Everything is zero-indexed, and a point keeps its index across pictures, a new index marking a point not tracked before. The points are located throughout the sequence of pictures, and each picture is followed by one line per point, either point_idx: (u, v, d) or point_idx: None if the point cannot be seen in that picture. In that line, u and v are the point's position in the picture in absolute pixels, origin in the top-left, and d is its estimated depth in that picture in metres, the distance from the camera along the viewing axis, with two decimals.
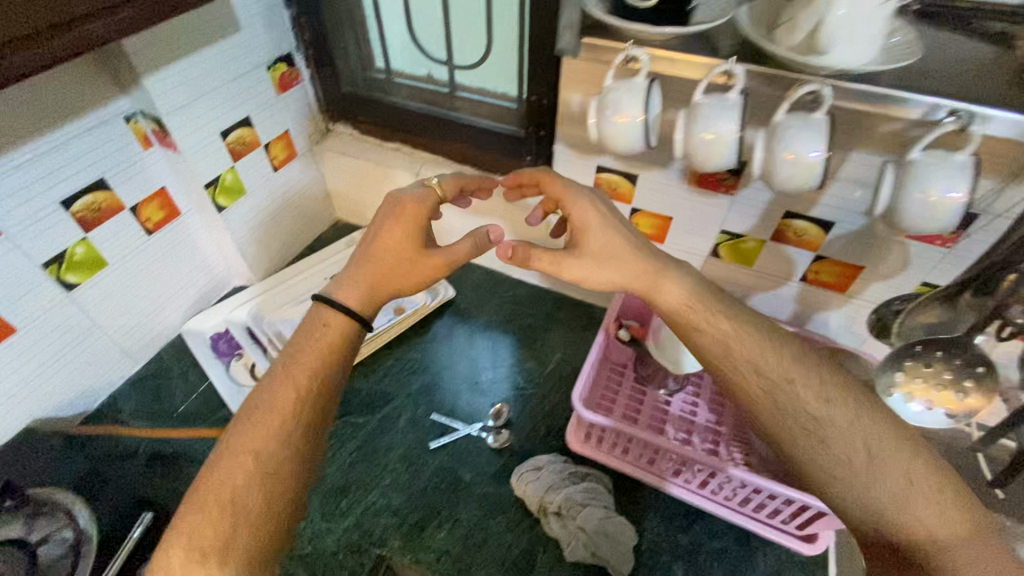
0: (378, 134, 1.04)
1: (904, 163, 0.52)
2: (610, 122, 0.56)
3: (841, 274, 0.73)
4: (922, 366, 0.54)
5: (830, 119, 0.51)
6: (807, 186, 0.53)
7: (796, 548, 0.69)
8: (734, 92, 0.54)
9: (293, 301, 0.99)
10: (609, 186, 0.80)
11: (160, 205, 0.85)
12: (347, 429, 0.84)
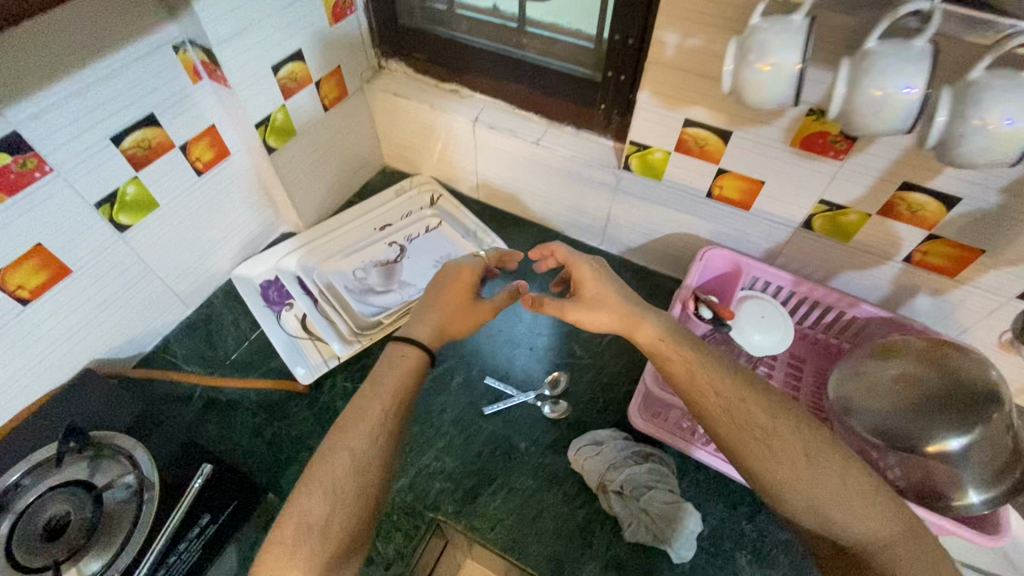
0: (434, 75, 0.96)
1: None
2: (752, 70, 0.45)
3: (954, 257, 0.69)
4: None
5: None
6: (1004, 159, 0.43)
7: None
8: (923, 37, 0.42)
9: (344, 253, 0.95)
10: (695, 142, 0.74)
11: (210, 143, 0.80)
12: None
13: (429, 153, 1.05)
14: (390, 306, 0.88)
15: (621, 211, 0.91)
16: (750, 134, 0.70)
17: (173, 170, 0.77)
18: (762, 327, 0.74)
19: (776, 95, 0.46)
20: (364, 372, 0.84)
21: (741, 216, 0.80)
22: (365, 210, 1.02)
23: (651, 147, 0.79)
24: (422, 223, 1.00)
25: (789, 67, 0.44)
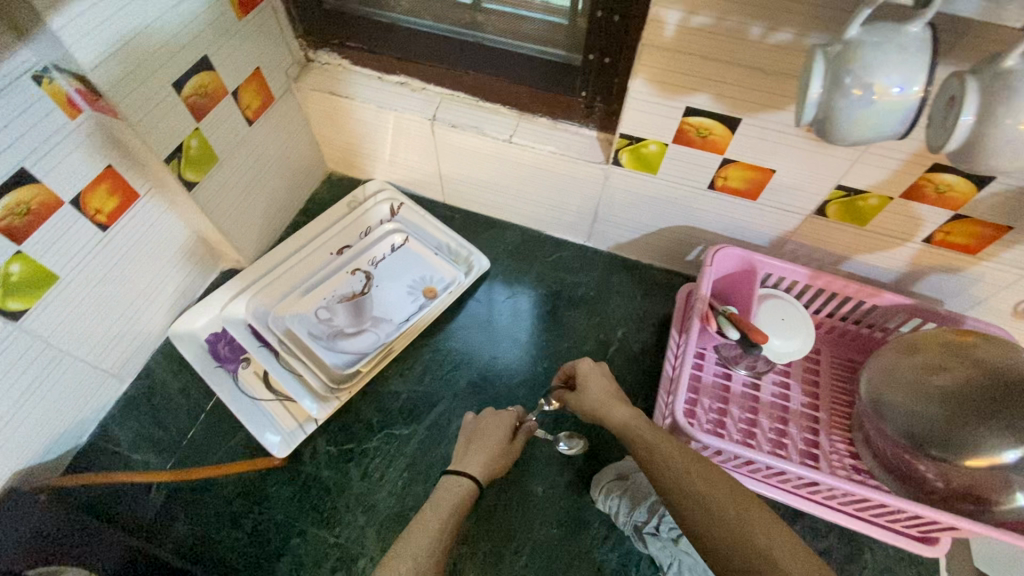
0: (375, 66, 0.81)
1: None
2: (860, 102, 0.38)
3: (976, 236, 0.64)
4: None
5: None
6: None
7: (915, 551, 0.64)
8: None
9: (300, 289, 0.82)
10: (696, 132, 0.65)
11: (111, 190, 0.64)
12: (392, 445, 0.73)
13: (381, 156, 0.91)
14: (365, 350, 0.76)
15: (610, 207, 0.82)
16: (763, 122, 0.60)
17: (69, 229, 0.61)
18: (780, 330, 0.68)
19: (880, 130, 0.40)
20: (348, 431, 0.74)
21: (747, 206, 0.73)
22: (320, 233, 0.88)
23: (645, 139, 0.69)
24: (385, 241, 0.87)
25: (909, 98, 0.38)
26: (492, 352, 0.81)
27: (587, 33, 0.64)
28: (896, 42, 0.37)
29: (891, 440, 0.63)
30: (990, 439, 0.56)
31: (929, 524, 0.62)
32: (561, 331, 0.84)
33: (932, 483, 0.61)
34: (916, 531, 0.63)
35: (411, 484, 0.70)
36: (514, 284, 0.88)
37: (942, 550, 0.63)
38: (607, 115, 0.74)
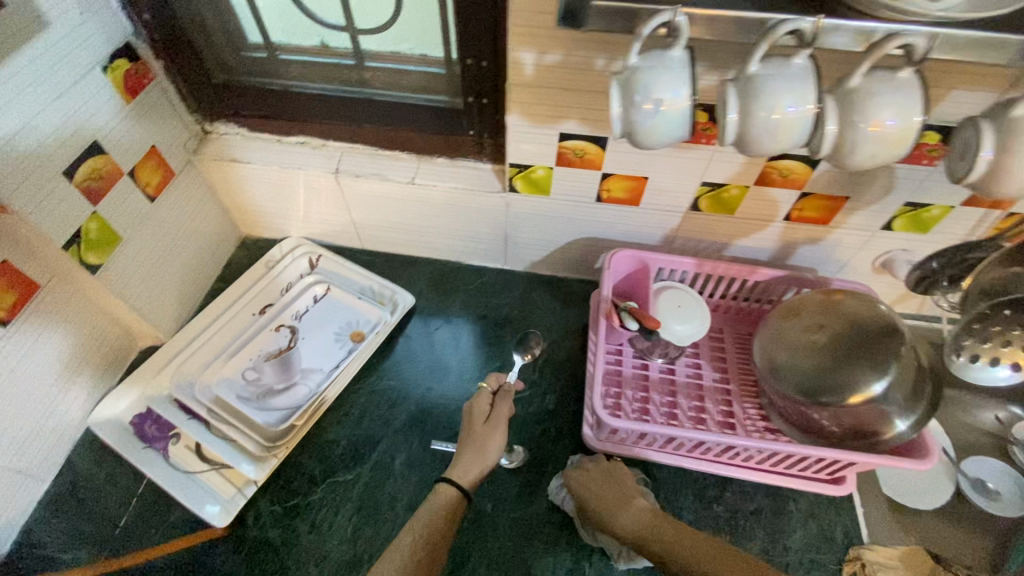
0: (274, 130, 0.84)
1: (1009, 120, 0.41)
2: (647, 116, 0.45)
3: (824, 208, 0.74)
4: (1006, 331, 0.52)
5: (920, 79, 0.43)
6: (894, 158, 0.46)
7: (828, 492, 0.71)
8: (800, 56, 0.44)
9: (224, 354, 0.82)
10: (574, 153, 0.72)
11: (8, 285, 0.63)
12: (338, 491, 0.73)
13: (292, 213, 0.93)
14: (299, 403, 0.78)
15: (516, 230, 0.88)
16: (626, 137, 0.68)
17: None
18: (670, 316, 0.76)
19: (670, 133, 0.47)
20: (291, 486, 0.74)
21: (634, 211, 0.80)
22: (239, 296, 0.89)
23: (532, 165, 0.75)
24: (306, 294, 0.89)
25: (681, 105, 0.45)
26: (427, 384, 0.84)
27: (461, 78, 0.71)
28: (659, 62, 0.45)
29: (788, 397, 0.70)
30: (861, 378, 0.65)
31: (835, 465, 0.69)
32: (492, 352, 0.88)
33: (828, 427, 0.68)
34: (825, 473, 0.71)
35: (361, 527, 0.71)
36: (441, 315, 0.92)
37: (850, 486, 0.70)
38: (496, 149, 0.80)
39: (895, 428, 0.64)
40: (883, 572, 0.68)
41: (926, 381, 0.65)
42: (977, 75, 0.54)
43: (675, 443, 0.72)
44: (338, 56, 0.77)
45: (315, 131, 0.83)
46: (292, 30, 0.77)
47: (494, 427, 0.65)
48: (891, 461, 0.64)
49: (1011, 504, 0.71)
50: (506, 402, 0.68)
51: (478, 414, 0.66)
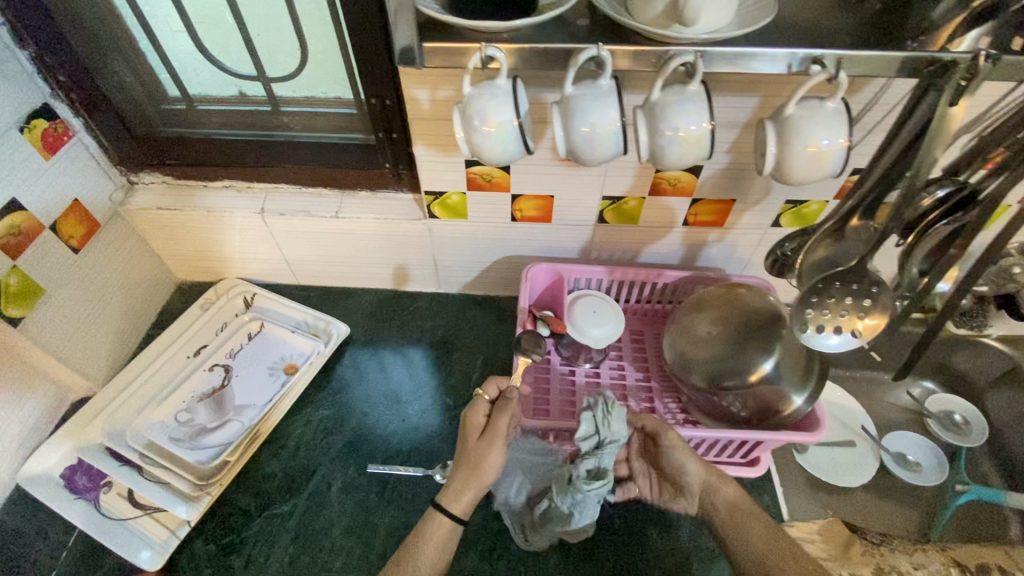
0: (199, 176, 0.87)
1: (782, 118, 0.49)
2: (482, 136, 0.51)
3: (716, 211, 0.81)
4: (829, 297, 0.53)
5: (706, 90, 0.49)
6: (698, 159, 0.52)
7: (744, 474, 0.75)
8: (605, 77, 0.49)
9: (157, 398, 0.83)
10: (483, 178, 0.77)
11: None
12: (274, 524, 0.74)
13: (225, 255, 0.95)
14: (232, 439, 0.79)
15: (443, 254, 0.92)
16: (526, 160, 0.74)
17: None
18: (583, 322, 0.80)
19: (509, 152, 0.54)
20: (229, 522, 0.74)
21: (548, 228, 0.85)
22: (171, 340, 0.89)
23: (447, 192, 0.80)
24: (240, 333, 0.91)
25: (508, 124, 0.51)
26: (365, 410, 0.86)
27: (369, 117, 0.76)
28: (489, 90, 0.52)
29: (697, 387, 0.75)
30: (756, 358, 0.73)
31: (750, 446, 0.74)
32: (428, 374, 0.90)
33: (735, 411, 0.73)
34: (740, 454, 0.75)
35: (300, 557, 0.72)
36: (379, 341, 0.94)
37: (763, 466, 0.75)
38: (413, 178, 0.84)
39: (793, 403, 0.70)
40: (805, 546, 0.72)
41: (816, 361, 0.71)
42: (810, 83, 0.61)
43: None
44: (255, 102, 0.82)
45: (238, 175, 0.87)
46: (204, 82, 0.81)
47: (492, 444, 0.65)
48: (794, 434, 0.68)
49: (930, 474, 0.80)
50: (506, 415, 0.66)
51: (474, 427, 0.67)
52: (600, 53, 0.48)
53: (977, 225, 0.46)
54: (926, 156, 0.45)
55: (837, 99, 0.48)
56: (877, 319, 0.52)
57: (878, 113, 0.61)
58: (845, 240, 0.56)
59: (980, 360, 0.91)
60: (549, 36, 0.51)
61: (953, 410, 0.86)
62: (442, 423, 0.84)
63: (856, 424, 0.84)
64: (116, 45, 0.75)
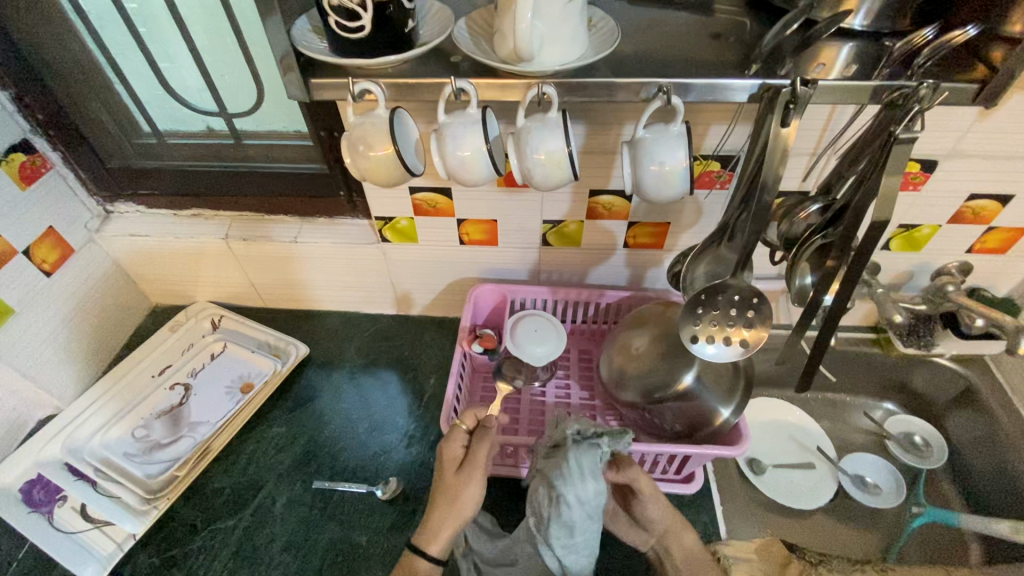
0: (168, 205, 0.93)
1: (634, 142, 0.58)
2: (364, 158, 0.58)
3: (655, 234, 0.85)
4: (712, 312, 0.65)
5: (564, 115, 0.57)
6: (564, 180, 0.59)
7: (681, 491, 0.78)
8: (474, 108, 0.57)
9: (117, 415, 0.87)
10: (429, 205, 0.82)
11: None
12: (215, 537, 0.76)
13: (172, 268, 0.98)
14: (180, 454, 0.83)
15: (399, 277, 0.96)
16: (466, 188, 0.78)
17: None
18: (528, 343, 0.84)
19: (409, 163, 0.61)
20: (181, 532, 0.77)
21: (495, 253, 0.89)
22: (134, 362, 0.93)
23: (396, 217, 0.84)
24: (201, 354, 0.95)
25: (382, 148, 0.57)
26: (326, 427, 0.89)
27: (320, 148, 0.81)
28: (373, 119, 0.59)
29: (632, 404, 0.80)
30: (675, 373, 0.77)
31: (681, 462, 0.77)
32: (379, 392, 0.93)
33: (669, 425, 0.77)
34: (673, 468, 0.78)
35: (251, 561, 0.74)
36: (336, 364, 0.97)
37: (697, 483, 0.78)
38: (366, 206, 0.90)
39: (720, 417, 0.74)
40: (738, 565, 0.72)
41: (740, 377, 0.75)
42: (712, 112, 0.67)
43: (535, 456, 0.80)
44: (220, 137, 0.88)
45: (177, 199, 0.93)
46: (174, 118, 0.87)
47: (465, 479, 0.64)
48: (719, 449, 0.71)
49: (888, 496, 0.85)
50: (481, 447, 0.65)
51: (449, 460, 0.66)
52: (467, 86, 0.56)
53: (847, 239, 0.58)
54: (770, 172, 0.54)
55: (554, 110, 0.56)
56: (758, 330, 0.64)
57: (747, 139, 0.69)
58: (725, 257, 0.67)
59: (937, 378, 0.94)
60: (425, 69, 0.59)
61: (913, 431, 0.92)
62: (389, 445, 0.86)
63: (813, 445, 0.90)
64: (94, 89, 0.81)
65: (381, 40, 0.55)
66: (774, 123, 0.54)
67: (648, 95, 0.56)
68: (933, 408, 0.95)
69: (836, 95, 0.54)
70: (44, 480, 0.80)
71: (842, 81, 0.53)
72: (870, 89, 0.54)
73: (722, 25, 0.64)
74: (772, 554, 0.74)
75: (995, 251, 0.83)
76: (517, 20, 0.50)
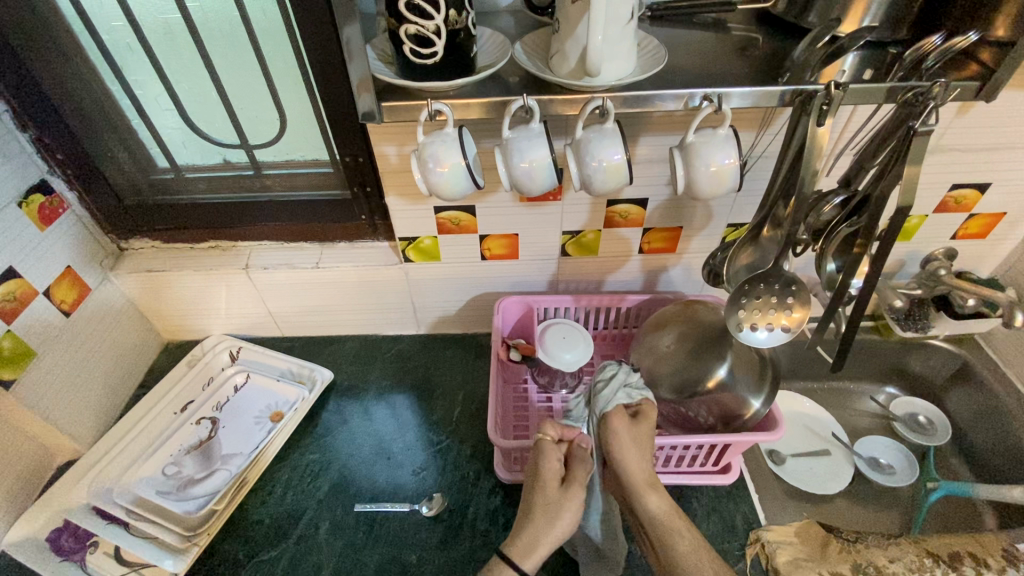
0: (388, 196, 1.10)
1: (685, 146, 0.58)
2: (435, 174, 0.58)
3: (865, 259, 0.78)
4: (755, 300, 0.61)
5: (734, 130, 0.58)
6: (727, 189, 0.60)
7: (717, 481, 0.85)
8: (723, 126, 0.58)
9: (286, 374, 1.00)
10: (622, 216, 0.86)
11: (71, 284, 0.88)
12: (310, 530, 0.81)
13: (283, 292, 0.99)
14: (219, 487, 0.84)
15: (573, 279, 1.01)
16: (491, 205, 0.83)
17: (46, 322, 0.84)
18: (700, 364, 0.82)
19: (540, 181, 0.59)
20: (278, 523, 0.82)
21: (577, 260, 0.93)
22: (249, 365, 1.01)
23: (584, 231, 0.88)
24: (314, 389, 0.97)
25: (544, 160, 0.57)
26: (458, 402, 0.98)
27: (346, 174, 0.85)
28: (524, 132, 0.57)
29: (706, 410, 0.80)
30: (705, 371, 0.81)
31: (718, 453, 0.82)
32: (410, 416, 0.96)
33: (722, 426, 0.80)
34: (710, 461, 0.83)
35: (357, 554, 0.78)
36: (371, 373, 1.03)
37: (732, 473, 0.84)
38: (388, 229, 0.95)
39: (751, 406, 0.79)
40: (781, 549, 0.76)
41: (768, 367, 0.81)
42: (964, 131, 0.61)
43: (676, 460, 0.83)
44: (319, 165, 0.90)
45: (289, 231, 0.96)
46: None
47: (568, 495, 0.64)
48: (756, 434, 0.76)
49: None
50: (580, 466, 0.66)
51: (550, 474, 0.65)
52: (720, 109, 0.54)
53: (871, 224, 0.56)
54: (808, 170, 0.54)
55: (725, 126, 0.57)
56: (800, 313, 0.60)
57: (768, 140, 0.72)
58: (763, 246, 0.65)
59: None
60: (487, 93, 0.55)
61: (917, 412, 1.04)
62: (432, 455, 0.90)
63: (828, 433, 1.00)
64: None
65: (446, 66, 0.53)
66: (809, 123, 0.53)
67: (888, 99, 0.54)
68: (934, 386, 1.08)
69: (857, 98, 0.54)
70: (127, 456, 0.88)
71: (860, 85, 0.53)
72: (885, 91, 0.53)
73: (742, 42, 0.62)
74: (810, 535, 0.78)
75: (978, 235, 0.94)
76: (591, 32, 0.48)
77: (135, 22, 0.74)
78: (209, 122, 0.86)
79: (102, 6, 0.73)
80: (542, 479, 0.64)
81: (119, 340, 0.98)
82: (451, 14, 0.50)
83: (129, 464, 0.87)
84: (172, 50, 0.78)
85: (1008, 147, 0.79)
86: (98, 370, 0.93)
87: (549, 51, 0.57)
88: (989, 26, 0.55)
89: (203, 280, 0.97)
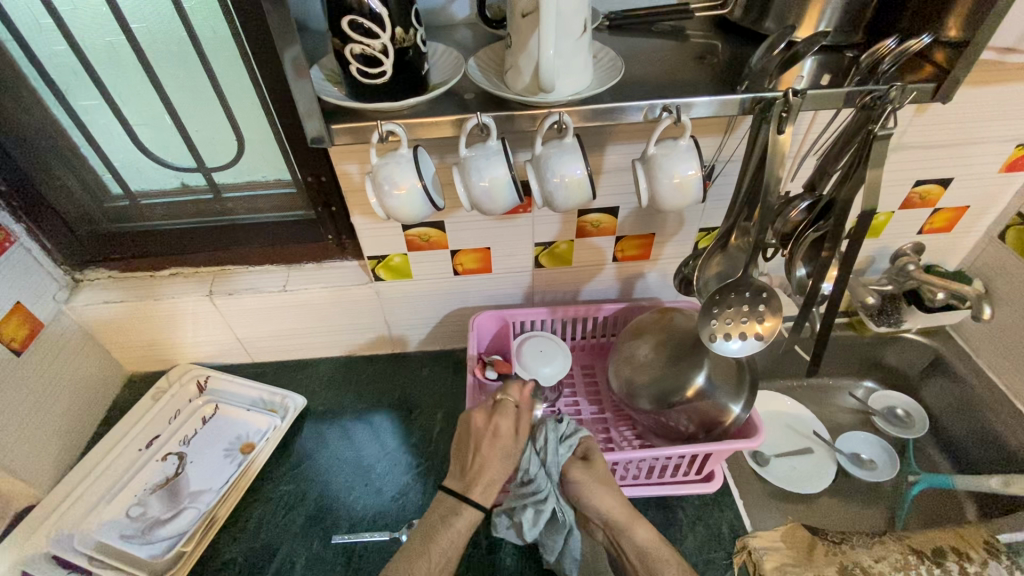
0: None
1: (647, 158, 0.57)
2: (392, 197, 0.56)
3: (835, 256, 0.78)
4: (727, 310, 0.61)
5: (696, 141, 0.57)
6: (692, 200, 0.59)
7: (701, 490, 0.83)
8: (685, 137, 0.57)
9: (254, 403, 0.96)
10: (594, 226, 0.84)
11: (21, 321, 0.83)
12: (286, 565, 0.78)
13: (250, 318, 0.96)
14: (187, 528, 0.80)
15: None
16: (460, 220, 0.82)
17: None
18: (679, 373, 0.81)
19: (504, 202, 0.58)
20: (251, 561, 0.79)
21: (551, 271, 0.92)
22: (218, 395, 0.98)
23: (556, 242, 0.87)
24: (286, 417, 0.93)
25: (503, 178, 0.55)
26: (436, 422, 0.95)
27: (309, 194, 0.82)
28: (482, 151, 0.56)
29: (685, 416, 0.80)
30: (685, 379, 0.81)
31: (700, 462, 0.81)
32: (388, 437, 0.93)
33: (700, 434, 0.79)
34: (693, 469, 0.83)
35: None
36: (346, 396, 1.00)
37: (716, 480, 0.83)
38: (357, 248, 0.92)
39: (731, 412, 0.78)
40: (767, 555, 0.75)
41: (746, 372, 0.80)
42: None
43: (658, 471, 0.82)
44: (281, 185, 0.87)
45: (255, 254, 0.92)
46: None
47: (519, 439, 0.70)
48: (735, 441, 0.75)
49: None
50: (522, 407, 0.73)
51: (508, 429, 0.69)
52: (681, 119, 0.54)
53: (837, 227, 0.56)
54: (771, 178, 0.53)
55: (686, 137, 0.56)
56: (770, 322, 0.59)
57: (733, 146, 0.71)
58: (732, 255, 0.65)
59: None
60: (444, 111, 0.54)
61: (895, 405, 1.04)
62: (413, 478, 0.87)
63: (809, 431, 1.00)
64: None
65: (398, 86, 0.52)
66: (770, 131, 0.53)
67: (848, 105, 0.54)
68: (910, 379, 1.09)
69: (815, 104, 0.54)
70: (88, 499, 0.83)
71: (816, 91, 0.53)
72: (843, 96, 0.54)
73: (701, 49, 0.61)
74: (796, 539, 0.77)
75: (943, 229, 0.95)
76: (543, 46, 0.47)
77: (78, 47, 0.71)
78: (163, 146, 0.83)
79: (42, 31, 0.70)
80: (500, 433, 0.69)
81: (77, 376, 0.93)
82: (398, 32, 0.49)
83: (91, 507, 0.83)
84: (120, 74, 0.75)
85: (967, 143, 0.80)
86: (55, 410, 0.88)
87: (504, 65, 0.56)
88: (942, 27, 0.56)
89: (164, 309, 0.93)
